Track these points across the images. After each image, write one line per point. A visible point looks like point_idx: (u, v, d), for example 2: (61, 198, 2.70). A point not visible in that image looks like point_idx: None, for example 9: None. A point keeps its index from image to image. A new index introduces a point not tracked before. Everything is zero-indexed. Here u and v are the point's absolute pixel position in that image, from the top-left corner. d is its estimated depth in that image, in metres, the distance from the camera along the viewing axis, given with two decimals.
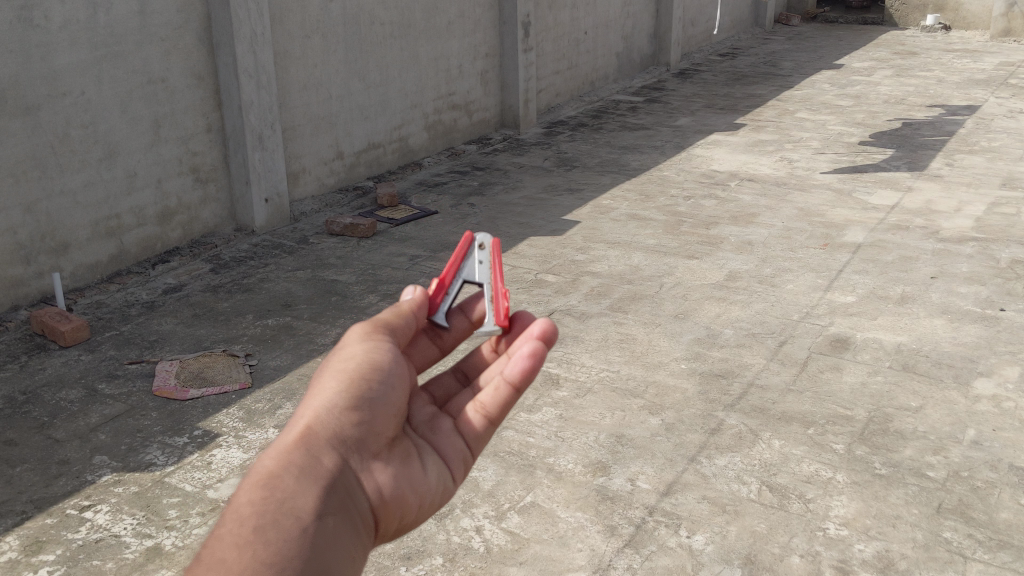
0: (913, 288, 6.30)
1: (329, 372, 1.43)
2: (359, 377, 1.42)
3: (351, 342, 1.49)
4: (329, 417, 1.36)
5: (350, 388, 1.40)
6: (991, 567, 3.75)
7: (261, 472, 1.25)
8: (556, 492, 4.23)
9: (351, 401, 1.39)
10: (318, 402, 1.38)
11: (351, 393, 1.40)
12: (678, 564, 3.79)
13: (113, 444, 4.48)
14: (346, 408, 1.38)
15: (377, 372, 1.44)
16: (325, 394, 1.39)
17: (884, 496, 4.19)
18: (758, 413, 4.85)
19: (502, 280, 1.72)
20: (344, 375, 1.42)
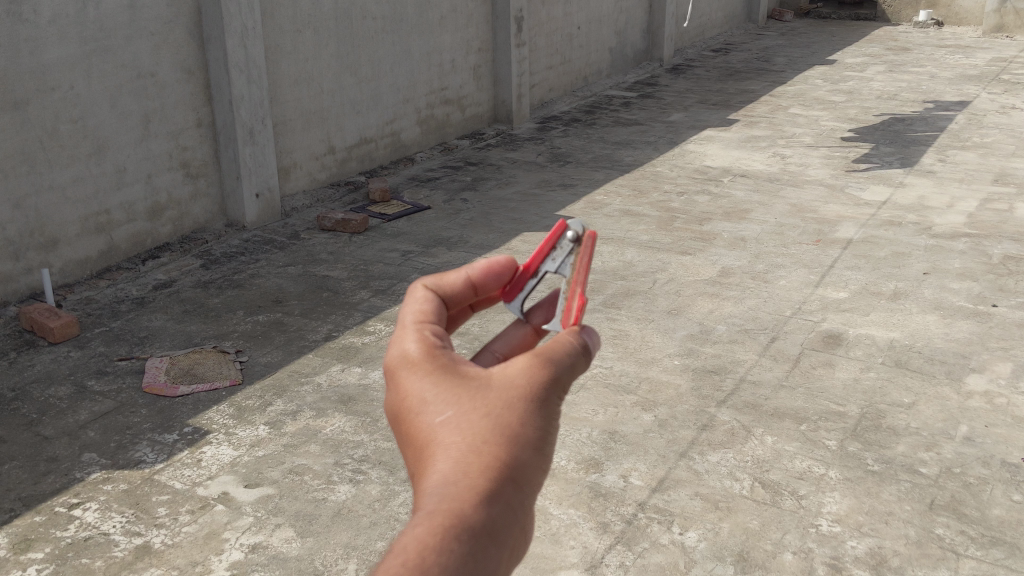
0: (905, 283, 6.31)
1: (430, 380, 0.95)
2: (498, 379, 0.94)
3: (409, 334, 1.00)
4: (493, 454, 0.88)
5: (504, 399, 0.92)
6: (983, 564, 3.74)
7: (428, 565, 0.77)
8: (549, 489, 4.22)
9: (517, 423, 0.90)
10: (449, 434, 0.90)
11: (511, 414, 0.91)
12: (670, 561, 3.78)
13: (102, 441, 4.44)
14: (509, 433, 0.90)
15: (538, 364, 0.94)
16: (456, 413, 0.92)
17: (877, 493, 4.18)
18: (750, 409, 4.84)
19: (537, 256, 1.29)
20: (460, 380, 0.95)
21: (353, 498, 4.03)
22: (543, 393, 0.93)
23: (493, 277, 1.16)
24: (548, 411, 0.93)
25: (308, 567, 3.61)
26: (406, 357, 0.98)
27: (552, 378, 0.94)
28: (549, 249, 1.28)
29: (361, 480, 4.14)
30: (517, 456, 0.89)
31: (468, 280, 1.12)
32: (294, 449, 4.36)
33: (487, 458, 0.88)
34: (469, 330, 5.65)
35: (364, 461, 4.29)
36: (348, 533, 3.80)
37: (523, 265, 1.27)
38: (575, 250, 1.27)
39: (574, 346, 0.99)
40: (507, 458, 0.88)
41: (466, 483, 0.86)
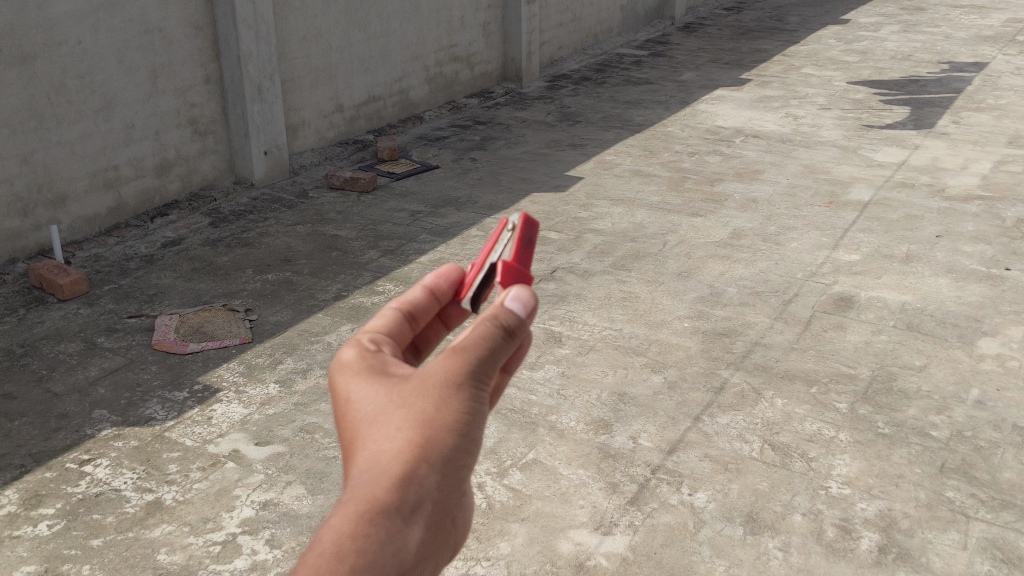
0: (918, 246, 6.26)
1: (359, 381, 1.00)
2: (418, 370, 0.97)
3: (346, 343, 1.06)
4: (406, 439, 0.91)
5: (419, 387, 0.94)
6: (994, 526, 3.74)
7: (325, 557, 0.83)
8: (558, 449, 4.21)
9: (429, 408, 0.93)
10: (368, 427, 0.94)
11: (425, 400, 0.93)
12: (679, 521, 3.78)
13: (112, 398, 4.45)
14: (422, 416, 0.92)
15: (455, 349, 0.96)
16: (376, 407, 0.96)
17: (887, 455, 4.18)
18: (761, 371, 4.83)
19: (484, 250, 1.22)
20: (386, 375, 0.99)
21: None
22: (459, 375, 0.94)
23: (452, 283, 1.20)
24: (469, 396, 0.94)
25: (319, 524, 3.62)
26: (345, 362, 1.04)
27: (474, 350, 0.95)
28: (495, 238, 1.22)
29: None
30: (434, 438, 0.91)
31: (421, 288, 1.16)
32: (304, 408, 4.36)
33: (403, 442, 0.91)
34: None
35: None
36: None
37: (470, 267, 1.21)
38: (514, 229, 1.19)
39: (506, 306, 0.97)
40: (422, 441, 0.91)
41: (374, 473, 0.89)
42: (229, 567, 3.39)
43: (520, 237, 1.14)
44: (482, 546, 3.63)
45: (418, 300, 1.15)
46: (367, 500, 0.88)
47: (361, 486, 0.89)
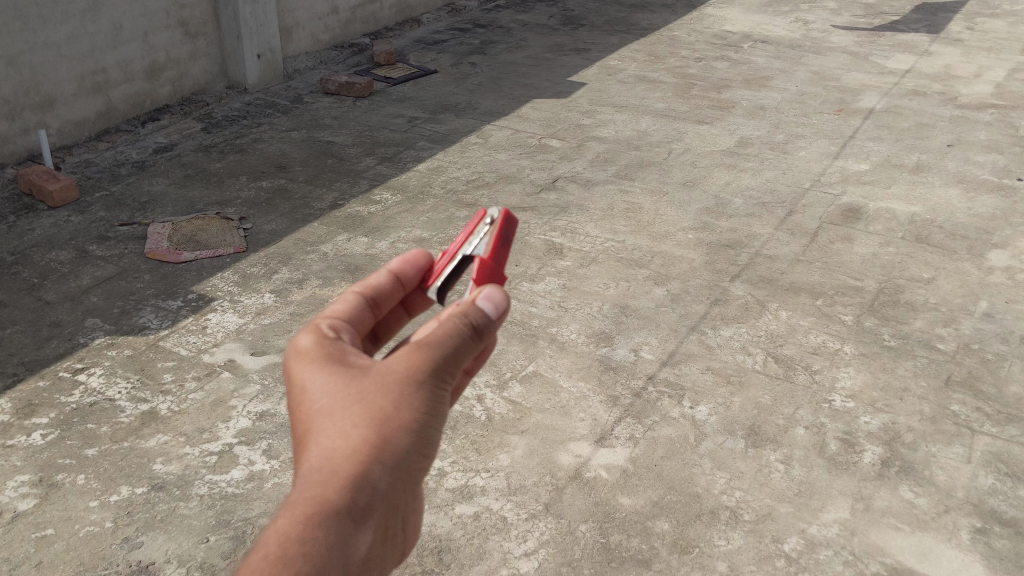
0: (928, 156, 6.11)
1: (318, 374, 1.13)
2: (377, 370, 1.11)
3: (307, 331, 1.19)
4: (360, 438, 1.05)
5: (378, 388, 1.09)
6: (999, 440, 3.70)
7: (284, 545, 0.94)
8: (559, 362, 4.15)
9: (386, 409, 1.07)
10: (324, 419, 1.08)
11: (384, 399, 1.08)
12: (680, 434, 3.74)
13: (105, 307, 4.37)
14: (379, 417, 1.07)
15: (414, 355, 1.11)
16: (333, 400, 1.09)
17: (892, 369, 4.11)
18: (766, 283, 4.74)
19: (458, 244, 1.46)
20: (343, 370, 1.13)
21: None
22: (415, 382, 1.10)
23: (415, 273, 1.41)
24: (421, 401, 1.09)
25: None
26: (303, 352, 1.17)
27: (429, 362, 1.12)
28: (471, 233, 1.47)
29: None
30: (389, 437, 1.06)
31: (386, 275, 1.36)
32: (300, 318, 4.28)
33: (358, 441, 1.05)
34: (478, 200, 5.48)
35: None
36: None
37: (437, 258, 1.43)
38: (490, 228, 1.44)
39: (470, 311, 1.16)
40: (377, 440, 1.05)
41: (331, 465, 1.02)
42: (226, 478, 3.35)
43: (497, 238, 1.39)
44: (482, 458, 3.59)
45: (380, 287, 1.33)
46: (319, 496, 1.00)
47: (315, 481, 1.01)
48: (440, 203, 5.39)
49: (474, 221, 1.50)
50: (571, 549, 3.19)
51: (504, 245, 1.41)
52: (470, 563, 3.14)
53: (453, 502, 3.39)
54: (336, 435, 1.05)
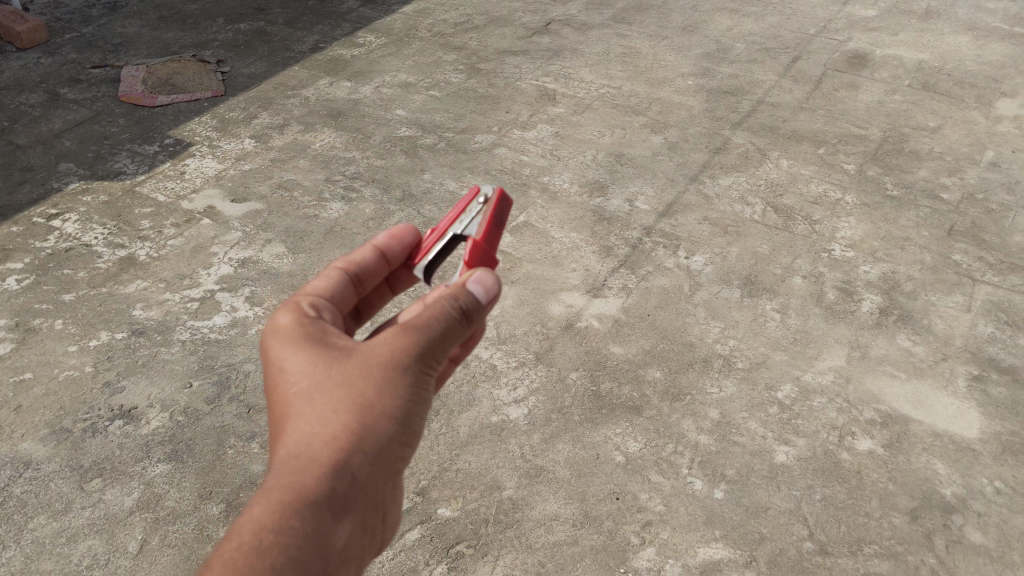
0: (939, 3, 5.85)
1: (300, 362, 1.21)
2: (361, 356, 1.20)
3: (291, 314, 1.28)
4: (344, 428, 1.13)
5: (363, 374, 1.18)
6: (999, 290, 3.62)
7: (265, 521, 1.00)
8: (551, 212, 4.00)
9: (369, 397, 1.16)
10: (307, 403, 1.16)
11: (367, 386, 1.17)
12: (674, 284, 3.64)
13: (79, 152, 4.19)
14: (361, 403, 1.15)
15: (399, 340, 1.21)
16: (315, 384, 1.18)
17: (893, 219, 3.99)
18: (766, 132, 4.56)
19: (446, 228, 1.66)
20: (327, 354, 1.22)
21: (345, 215, 3.83)
22: (397, 367, 1.19)
23: (399, 251, 1.58)
24: (401, 390, 1.18)
25: (300, 283, 3.46)
26: (286, 334, 1.26)
27: (412, 348, 1.21)
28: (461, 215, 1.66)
29: (353, 199, 3.93)
30: (368, 426, 1.14)
31: (371, 252, 1.51)
32: (282, 164, 4.12)
33: (340, 430, 1.13)
34: (466, 45, 5.25)
35: (357, 178, 4.07)
36: (342, 250, 3.63)
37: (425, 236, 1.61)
38: (484, 211, 1.62)
39: (461, 295, 1.27)
40: (361, 426, 1.14)
41: (313, 448, 1.10)
42: (208, 324, 3.26)
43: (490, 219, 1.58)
44: None
45: (364, 263, 1.48)
46: (297, 483, 1.06)
47: (295, 468, 1.07)
48: (428, 48, 5.16)
49: (467, 199, 1.70)
50: (561, 396, 3.14)
51: (495, 229, 1.59)
52: (460, 410, 3.09)
53: None
54: (318, 424, 1.13)
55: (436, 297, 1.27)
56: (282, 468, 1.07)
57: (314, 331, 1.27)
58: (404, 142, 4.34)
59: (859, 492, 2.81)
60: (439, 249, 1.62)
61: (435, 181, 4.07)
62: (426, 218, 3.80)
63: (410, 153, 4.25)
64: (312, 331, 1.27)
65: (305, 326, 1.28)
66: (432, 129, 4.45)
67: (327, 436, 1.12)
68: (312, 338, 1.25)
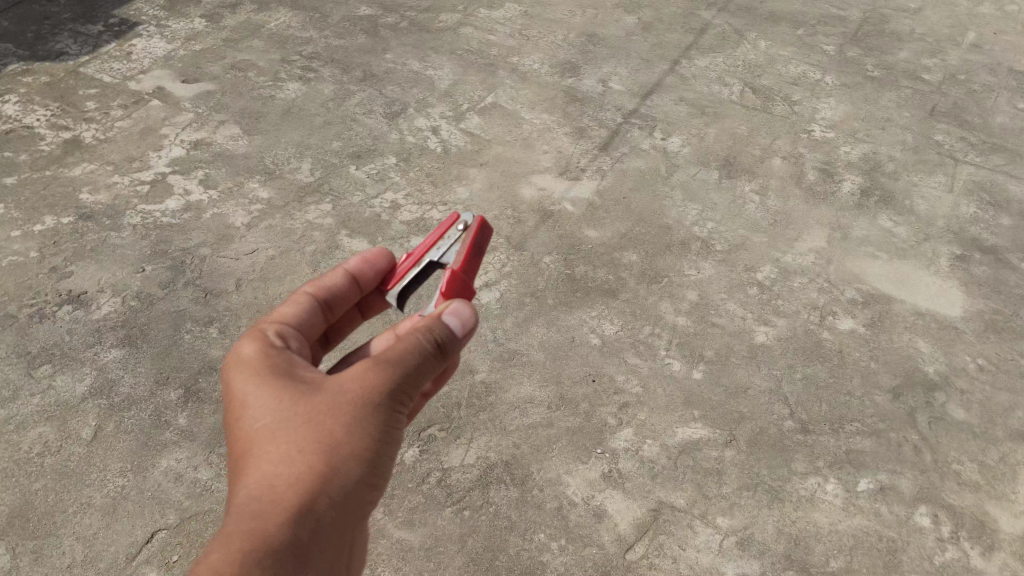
0: None
1: (270, 396, 1.38)
2: (330, 396, 1.36)
3: (260, 348, 1.46)
4: (310, 469, 1.30)
5: (331, 412, 1.34)
6: (982, 171, 3.53)
7: (232, 564, 1.17)
8: (520, 93, 3.82)
9: (337, 435, 1.33)
10: (275, 439, 1.33)
11: (336, 424, 1.34)
12: (650, 167, 3.50)
13: (17, 32, 3.92)
14: (328, 443, 1.32)
15: (367, 378, 1.37)
16: (282, 420, 1.34)
17: (875, 100, 3.87)
18: (745, 14, 4.43)
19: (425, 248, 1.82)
20: (294, 390, 1.38)
21: (303, 96, 3.66)
22: (365, 407, 1.35)
23: (371, 274, 1.76)
24: (367, 427, 1.35)
25: (257, 166, 3.29)
26: (256, 367, 1.42)
27: (378, 384, 1.37)
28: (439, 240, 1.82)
29: (311, 79, 3.75)
30: (335, 462, 1.31)
31: (343, 276, 1.70)
32: (235, 45, 3.91)
33: (308, 468, 1.30)
34: None
35: (315, 59, 3.88)
36: (300, 133, 3.46)
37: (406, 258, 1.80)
38: (462, 237, 1.79)
39: (435, 328, 1.42)
40: (325, 465, 1.31)
41: (280, 489, 1.28)
42: (160, 208, 3.08)
43: (468, 249, 1.74)
44: (438, 191, 3.25)
45: (333, 288, 1.66)
46: (264, 526, 1.23)
47: (263, 513, 1.25)
48: None
49: (447, 223, 1.83)
50: (534, 280, 3.01)
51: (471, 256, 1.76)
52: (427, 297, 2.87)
53: (407, 234, 3.05)
54: (286, 464, 1.30)
55: (408, 333, 1.42)
56: (251, 509, 1.25)
57: (284, 363, 1.44)
58: (364, 22, 4.17)
59: (841, 371, 2.74)
60: (413, 273, 1.78)
61: (398, 61, 3.92)
62: (388, 98, 3.70)
63: (371, 32, 4.10)
64: (282, 364, 1.43)
65: (275, 358, 1.45)
66: (394, 8, 4.29)
67: (294, 478, 1.29)
68: (283, 372, 1.41)
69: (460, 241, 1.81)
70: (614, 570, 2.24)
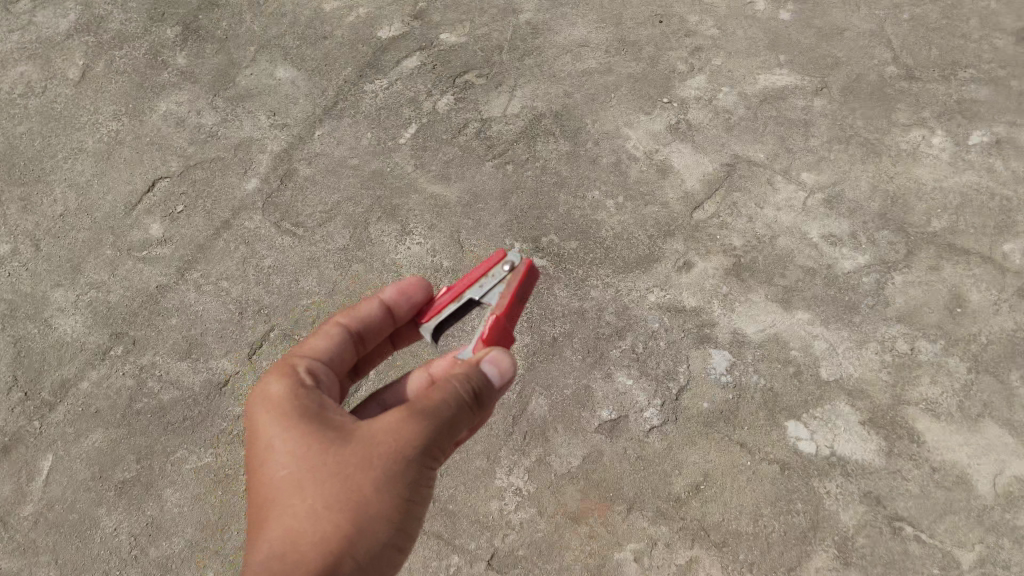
0: None
1: (292, 440, 1.14)
2: (357, 441, 1.13)
3: (286, 385, 1.21)
4: (333, 527, 1.08)
5: (358, 461, 1.11)
6: None
7: None
8: None
9: (363, 488, 1.10)
10: (298, 493, 1.10)
11: (363, 474, 1.10)
12: None
13: None
14: (354, 498, 1.09)
15: (399, 427, 1.12)
16: (306, 470, 1.11)
17: None
18: None
19: (467, 280, 1.41)
20: (317, 433, 1.14)
21: None
22: (396, 459, 1.11)
23: (411, 305, 1.45)
24: (399, 483, 1.12)
25: None
26: (283, 404, 1.18)
27: (413, 436, 1.12)
28: (482, 277, 1.39)
29: None
30: (359, 522, 1.09)
31: (379, 307, 1.41)
32: None
33: (331, 526, 1.08)
34: None
35: None
36: None
37: (446, 291, 1.42)
38: (508, 277, 1.38)
39: (472, 378, 1.20)
40: (352, 525, 1.08)
41: (300, 553, 1.06)
42: None
43: (513, 292, 1.36)
44: None
45: (367, 320, 1.41)
46: None
47: None
48: None
49: (494, 257, 1.40)
50: None
51: (513, 297, 1.38)
52: None
53: None
54: (307, 521, 1.09)
55: (444, 381, 1.19)
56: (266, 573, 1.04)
57: (310, 402, 1.19)
58: None
59: (956, 13, 2.35)
60: (453, 307, 1.42)
61: None
62: None
63: None
64: (307, 402, 1.19)
65: (300, 395, 1.21)
66: None
67: (315, 540, 1.07)
68: (307, 411, 1.17)
69: (504, 283, 1.38)
70: (680, 228, 1.98)
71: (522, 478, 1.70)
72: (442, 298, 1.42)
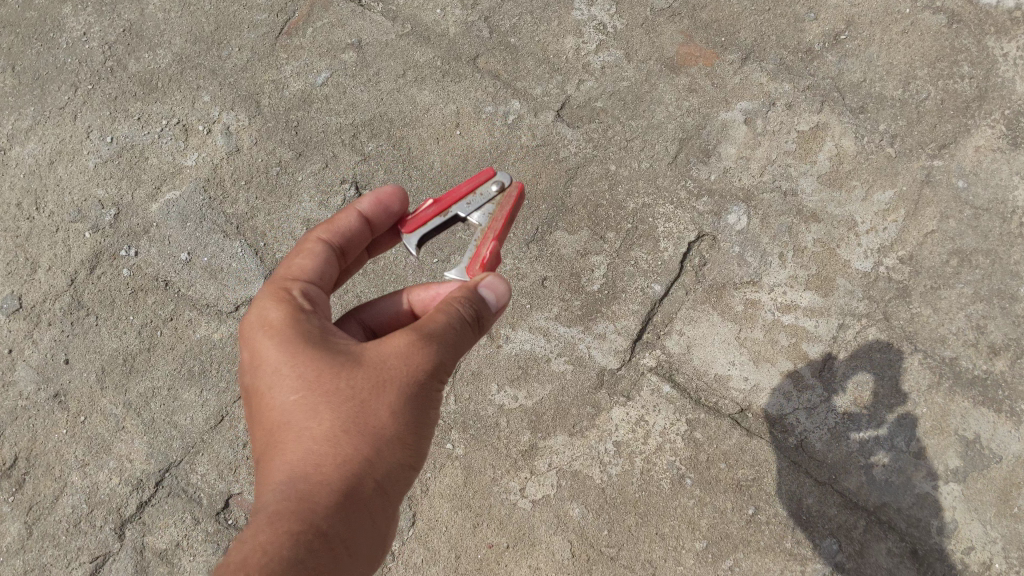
0: None
1: (284, 357, 0.72)
2: (370, 354, 0.72)
3: (267, 290, 0.77)
4: (350, 457, 0.68)
5: (375, 375, 0.71)
6: None
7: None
8: None
9: (384, 413, 0.70)
10: (293, 422, 0.70)
11: (384, 394, 0.71)
12: None
13: None
14: (372, 425, 0.70)
15: (423, 340, 0.73)
16: (305, 394, 0.70)
17: None
18: None
19: (452, 194, 0.91)
20: (313, 345, 0.72)
21: None
22: (423, 379, 0.72)
23: (395, 214, 0.89)
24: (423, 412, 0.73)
25: None
26: (249, 319, 0.76)
27: (438, 354, 0.73)
28: (468, 196, 0.91)
29: None
30: (382, 459, 0.70)
31: (359, 216, 0.85)
32: None
33: (346, 458, 0.68)
34: None
35: None
36: None
37: (424, 200, 0.91)
38: (501, 199, 0.91)
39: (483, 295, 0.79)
40: (373, 454, 0.69)
41: (313, 482, 0.67)
42: None
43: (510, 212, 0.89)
44: None
45: (347, 231, 0.85)
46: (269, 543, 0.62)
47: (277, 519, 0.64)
48: None
49: (480, 178, 0.92)
50: None
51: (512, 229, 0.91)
52: None
53: None
54: (314, 452, 0.68)
55: (458, 292, 0.78)
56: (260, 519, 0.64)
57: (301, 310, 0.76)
58: None
59: None
60: (439, 225, 0.90)
61: None
62: None
63: None
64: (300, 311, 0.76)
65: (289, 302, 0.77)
66: None
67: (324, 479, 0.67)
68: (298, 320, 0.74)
69: (494, 209, 0.91)
70: None
71: (608, 11, 1.35)
72: (422, 209, 0.91)
